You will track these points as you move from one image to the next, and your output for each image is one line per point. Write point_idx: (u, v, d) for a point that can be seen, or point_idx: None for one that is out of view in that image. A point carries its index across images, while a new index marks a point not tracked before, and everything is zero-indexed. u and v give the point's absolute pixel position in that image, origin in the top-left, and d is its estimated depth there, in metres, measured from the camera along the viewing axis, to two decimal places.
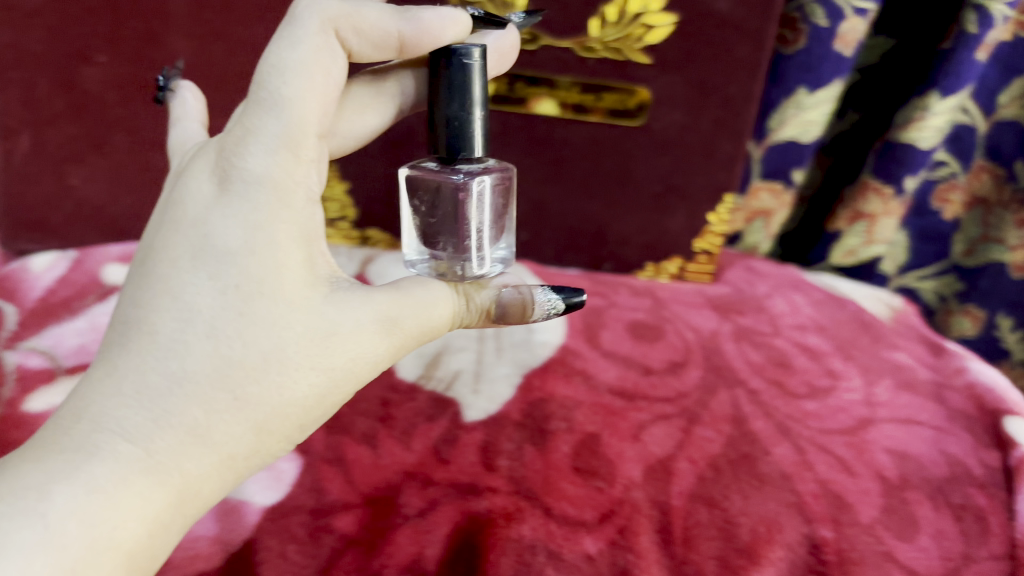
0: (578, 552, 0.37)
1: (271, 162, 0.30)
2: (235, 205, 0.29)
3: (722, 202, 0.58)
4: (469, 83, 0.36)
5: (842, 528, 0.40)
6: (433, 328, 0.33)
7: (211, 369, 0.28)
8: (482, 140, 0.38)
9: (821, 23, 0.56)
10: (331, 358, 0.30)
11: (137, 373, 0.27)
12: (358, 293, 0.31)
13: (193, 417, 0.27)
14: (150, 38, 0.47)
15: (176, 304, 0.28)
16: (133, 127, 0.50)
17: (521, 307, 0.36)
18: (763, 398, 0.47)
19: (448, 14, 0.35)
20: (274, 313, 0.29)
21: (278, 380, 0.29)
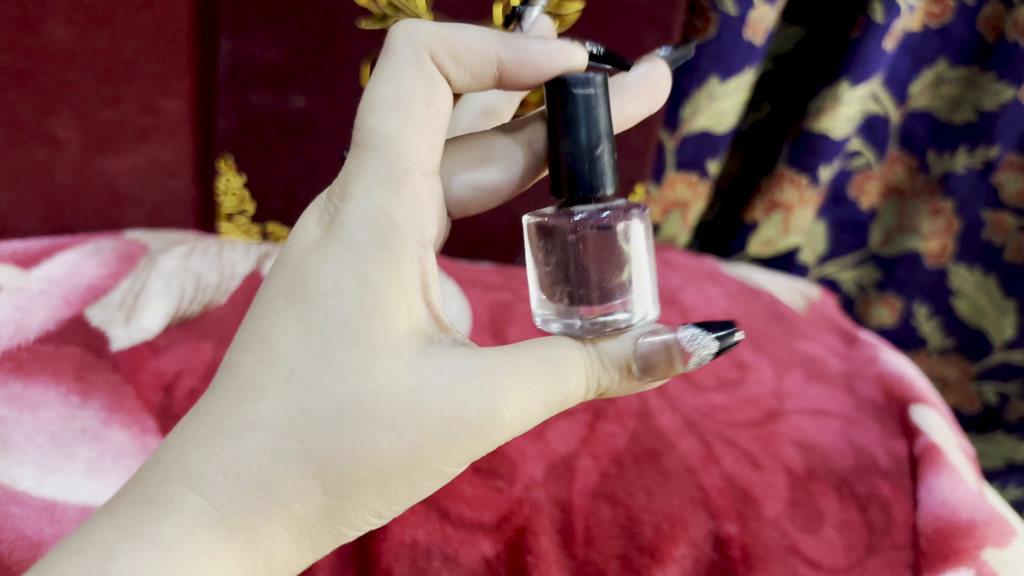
0: (475, 555, 0.36)
1: (371, 202, 0.29)
2: (334, 253, 0.29)
3: (633, 193, 0.58)
4: (590, 114, 0.32)
5: (747, 522, 0.39)
6: (563, 395, 0.30)
7: (286, 417, 0.26)
8: (611, 172, 0.33)
9: (729, 10, 0.55)
10: (419, 417, 0.27)
11: (221, 420, 0.27)
12: (464, 347, 0.29)
13: (260, 467, 0.26)
14: (25, 24, 0.44)
15: (263, 348, 0.28)
16: (11, 118, 0.46)
17: (664, 352, 0.31)
18: (669, 392, 0.47)
19: (561, 45, 0.32)
20: (360, 366, 0.27)
21: (361, 440, 0.26)
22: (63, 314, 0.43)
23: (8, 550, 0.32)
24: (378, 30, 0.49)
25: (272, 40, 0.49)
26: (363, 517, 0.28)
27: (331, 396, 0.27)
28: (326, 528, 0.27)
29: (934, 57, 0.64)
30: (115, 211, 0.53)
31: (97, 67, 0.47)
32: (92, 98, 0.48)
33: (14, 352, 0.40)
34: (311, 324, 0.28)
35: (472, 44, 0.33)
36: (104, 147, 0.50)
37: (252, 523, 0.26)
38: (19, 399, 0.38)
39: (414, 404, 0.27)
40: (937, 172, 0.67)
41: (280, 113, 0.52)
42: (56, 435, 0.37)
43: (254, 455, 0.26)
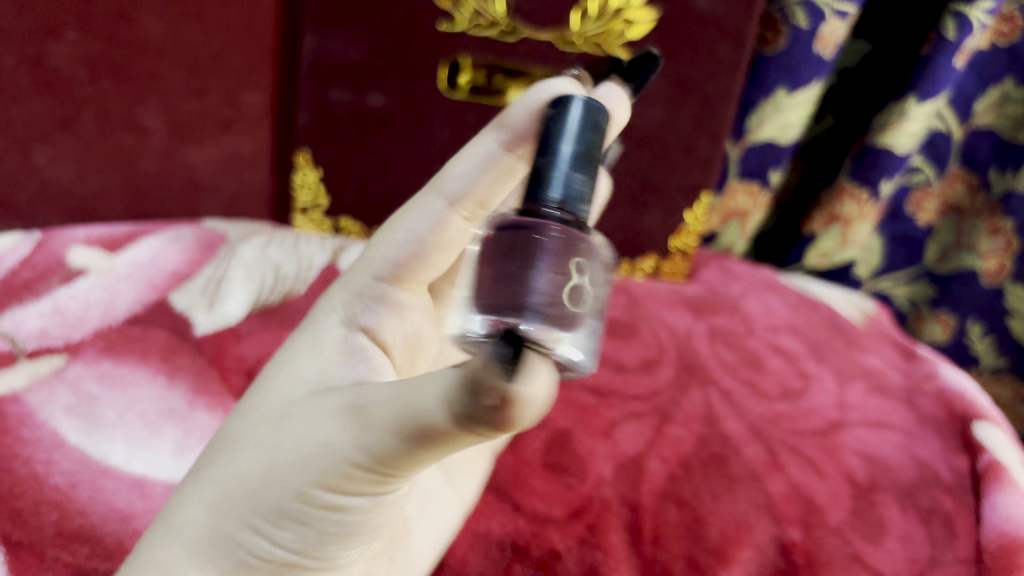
0: (546, 548, 0.36)
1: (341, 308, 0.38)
2: (286, 353, 0.35)
3: (699, 200, 0.58)
4: (557, 126, 0.28)
5: (811, 529, 0.40)
6: (423, 412, 0.21)
7: (206, 461, 0.30)
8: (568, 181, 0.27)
9: (800, 24, 0.56)
10: (274, 440, 0.27)
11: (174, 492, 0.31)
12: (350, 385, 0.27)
13: (168, 506, 0.29)
14: (121, 15, 0.45)
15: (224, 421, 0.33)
16: (103, 105, 0.48)
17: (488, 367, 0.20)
18: (735, 399, 0.47)
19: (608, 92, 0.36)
20: (271, 412, 0.30)
21: (234, 466, 0.28)
22: (149, 298, 0.45)
23: (100, 522, 0.33)
24: (458, 32, 0.50)
25: (354, 38, 0.50)
26: (247, 535, 0.27)
27: (225, 449, 0.30)
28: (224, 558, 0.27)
29: (1001, 74, 0.64)
30: (193, 200, 0.55)
31: (186, 60, 0.48)
32: (180, 89, 0.49)
33: (103, 332, 0.42)
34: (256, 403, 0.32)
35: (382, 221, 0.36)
36: (187, 137, 0.51)
37: (158, 553, 0.28)
38: (110, 377, 0.39)
39: (279, 430, 0.27)
40: (999, 190, 0.67)
41: (360, 110, 0.53)
42: (146, 414, 0.38)
43: (172, 502, 0.29)
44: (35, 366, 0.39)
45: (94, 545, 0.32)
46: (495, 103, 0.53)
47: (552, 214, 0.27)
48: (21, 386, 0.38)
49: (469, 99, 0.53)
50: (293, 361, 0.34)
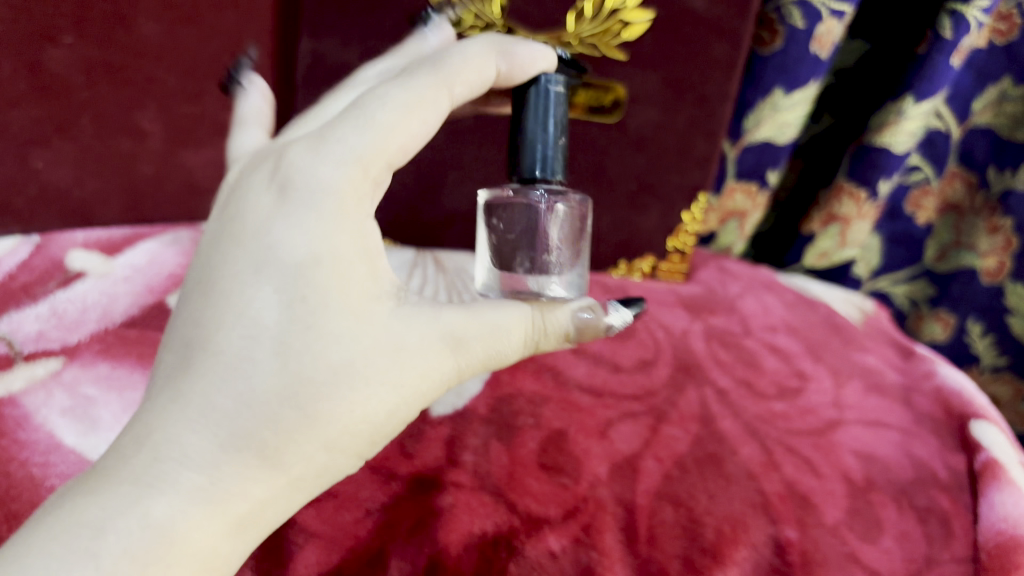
0: (541, 549, 0.36)
1: (340, 174, 0.29)
2: (296, 212, 0.28)
3: (697, 201, 0.59)
4: (546, 104, 0.37)
5: (807, 529, 0.40)
6: (504, 354, 0.32)
7: (280, 387, 0.27)
8: (562, 161, 0.37)
9: (797, 24, 0.56)
10: (385, 373, 0.29)
11: (206, 411, 0.27)
12: (426, 308, 0.31)
13: (262, 438, 0.27)
14: (119, 19, 0.46)
15: (241, 319, 0.28)
16: (101, 110, 0.48)
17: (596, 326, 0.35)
18: (731, 398, 0.47)
19: (538, 50, 0.36)
20: (343, 331, 0.28)
21: (335, 405, 0.28)
22: (146, 300, 0.45)
23: None
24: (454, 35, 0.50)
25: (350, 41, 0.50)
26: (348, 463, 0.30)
27: (299, 372, 0.27)
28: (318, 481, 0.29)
29: (998, 73, 0.64)
30: (191, 203, 0.55)
31: (183, 64, 0.49)
32: (176, 92, 0.50)
33: (101, 335, 0.42)
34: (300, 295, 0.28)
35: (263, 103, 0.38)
36: (185, 141, 0.52)
37: (256, 488, 0.27)
38: (106, 379, 0.40)
39: (388, 363, 0.29)
40: (997, 189, 0.67)
41: None
42: None
43: (246, 437, 0.27)
44: (33, 369, 0.40)
45: None
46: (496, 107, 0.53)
47: (551, 188, 0.38)
48: (18, 389, 0.38)
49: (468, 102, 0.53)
50: (327, 232, 0.28)
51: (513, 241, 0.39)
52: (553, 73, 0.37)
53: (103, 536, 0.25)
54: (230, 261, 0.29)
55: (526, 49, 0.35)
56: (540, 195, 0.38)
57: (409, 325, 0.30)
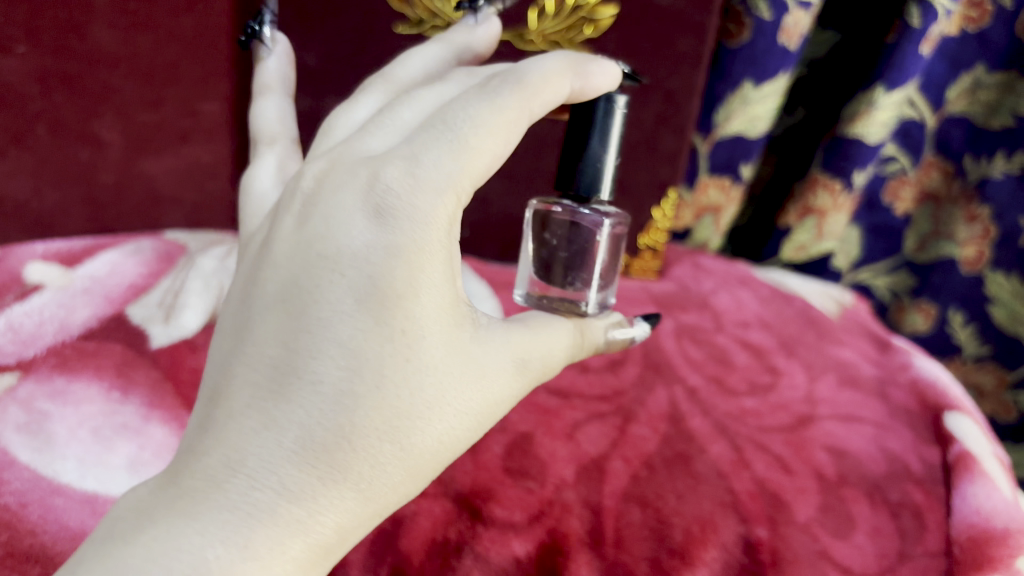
0: (505, 555, 0.36)
1: (437, 205, 0.27)
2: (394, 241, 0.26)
3: (666, 197, 0.58)
4: (609, 129, 0.36)
5: (777, 527, 0.39)
6: (555, 368, 0.32)
7: (378, 426, 0.26)
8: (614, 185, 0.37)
9: (763, 15, 0.56)
10: (466, 403, 0.28)
11: (311, 450, 0.25)
12: (495, 329, 0.30)
13: (360, 472, 0.25)
14: (71, 28, 0.45)
15: (334, 346, 0.26)
16: (57, 119, 0.47)
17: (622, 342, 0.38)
18: (701, 396, 0.47)
19: (605, 70, 0.33)
20: (431, 364, 0.27)
21: (421, 435, 0.27)
22: (105, 311, 0.45)
23: (49, 541, 0.32)
24: (415, 35, 0.50)
25: (309, 45, 0.50)
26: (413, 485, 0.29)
27: (397, 409, 0.26)
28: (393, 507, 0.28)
29: (971, 61, 0.63)
30: (154, 212, 0.54)
31: (139, 71, 0.48)
32: (135, 101, 0.49)
33: (57, 348, 0.41)
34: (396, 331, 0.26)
35: (280, 117, 0.41)
36: (144, 149, 0.51)
37: (351, 522, 0.26)
38: (62, 394, 0.39)
39: (468, 394, 0.28)
40: (974, 177, 0.67)
41: (317, 117, 0.53)
42: (98, 430, 0.37)
43: (350, 477, 0.25)
44: None
45: (46, 564, 0.31)
46: None
47: (598, 212, 0.38)
48: None
49: None
50: (424, 264, 0.27)
51: (563, 259, 0.40)
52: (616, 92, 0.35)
53: (207, 567, 0.22)
54: (323, 285, 0.26)
55: (597, 71, 0.33)
56: (590, 216, 0.38)
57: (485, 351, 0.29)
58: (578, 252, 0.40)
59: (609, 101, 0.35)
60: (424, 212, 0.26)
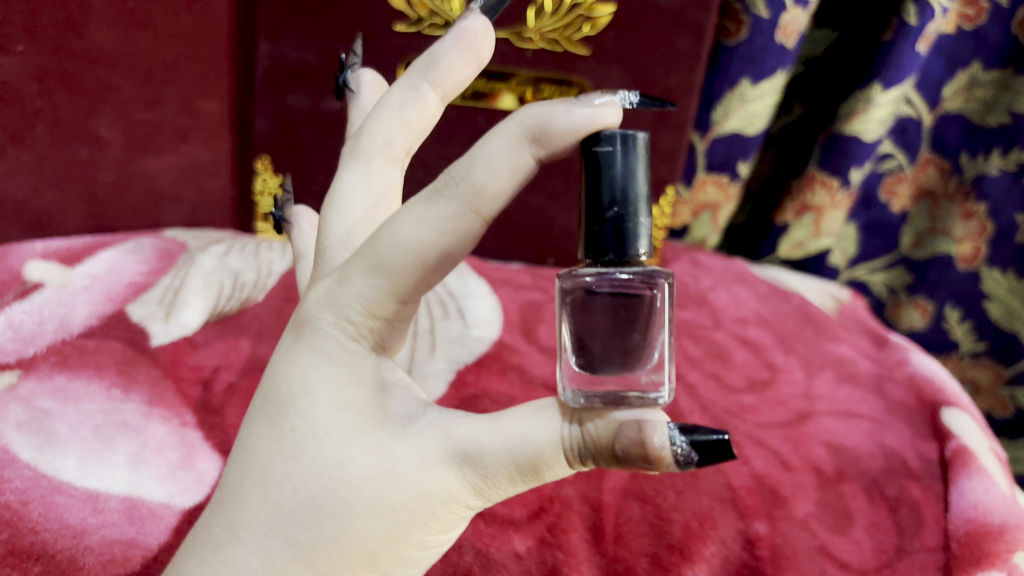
0: (506, 550, 0.36)
1: (331, 313, 0.27)
2: (297, 354, 0.27)
3: (665, 194, 0.58)
4: (611, 175, 0.25)
5: (776, 522, 0.40)
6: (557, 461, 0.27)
7: (267, 519, 0.26)
8: (638, 241, 0.25)
9: (761, 13, 0.56)
10: (367, 499, 0.26)
11: (209, 546, 0.26)
12: (440, 421, 0.27)
13: (248, 568, 0.25)
14: (70, 27, 0.45)
15: (244, 454, 0.27)
16: (55, 118, 0.48)
17: (636, 443, 0.24)
18: (699, 392, 0.47)
19: (589, 110, 0.25)
20: (326, 459, 0.26)
21: (315, 534, 0.26)
22: (105, 309, 0.45)
23: (50, 539, 0.32)
24: (413, 33, 0.50)
25: (309, 43, 0.50)
26: None
27: (281, 503, 0.26)
28: None
29: (968, 59, 0.64)
30: (154, 211, 0.54)
31: (138, 71, 0.48)
32: (134, 100, 0.49)
33: (57, 346, 0.42)
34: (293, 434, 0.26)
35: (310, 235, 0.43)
36: (144, 148, 0.51)
37: None
38: (63, 391, 0.39)
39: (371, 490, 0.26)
40: (970, 174, 0.67)
41: (318, 115, 0.53)
42: (99, 428, 0.38)
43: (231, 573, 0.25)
44: None
45: (46, 563, 0.31)
46: (481, 106, 0.53)
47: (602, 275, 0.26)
48: None
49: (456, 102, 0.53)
50: (320, 366, 0.27)
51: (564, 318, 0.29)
52: (631, 133, 0.25)
53: None
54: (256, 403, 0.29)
55: (566, 115, 0.24)
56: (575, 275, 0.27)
57: (402, 442, 0.26)
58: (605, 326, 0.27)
59: (603, 139, 0.25)
60: (320, 324, 0.27)
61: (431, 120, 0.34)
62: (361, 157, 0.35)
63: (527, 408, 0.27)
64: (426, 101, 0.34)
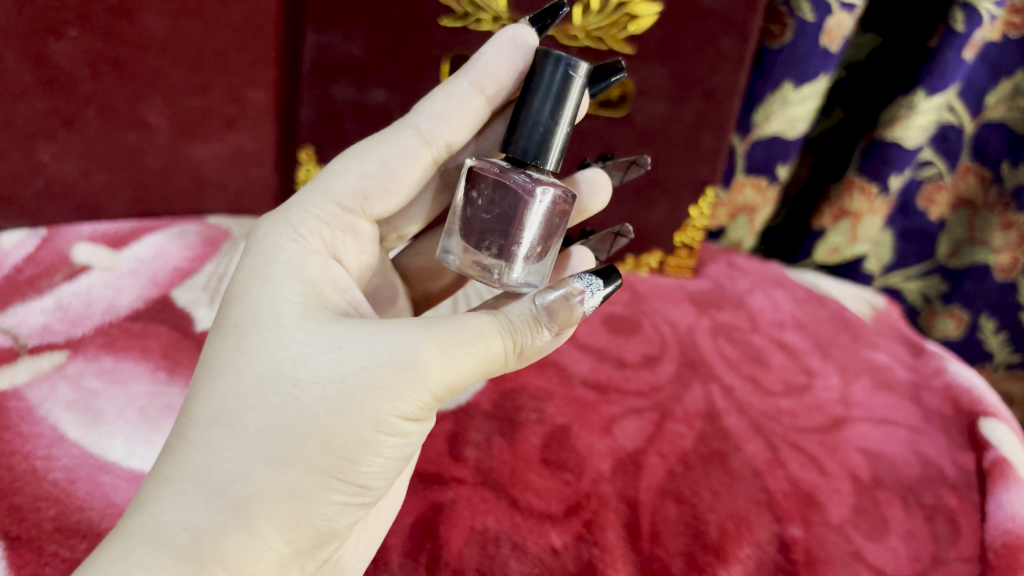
0: (543, 545, 0.36)
1: (324, 194, 0.37)
2: (277, 230, 0.34)
3: (705, 194, 0.57)
4: (566, 92, 0.34)
5: (811, 527, 0.40)
6: (489, 360, 0.30)
7: (282, 421, 0.28)
8: (561, 152, 0.35)
9: (806, 17, 0.56)
10: (360, 357, 0.29)
11: (217, 419, 0.28)
12: (412, 326, 0.29)
13: (271, 418, 0.28)
14: (122, 12, 0.46)
15: (245, 352, 0.29)
16: (106, 104, 0.48)
17: (568, 307, 0.33)
18: (737, 394, 0.47)
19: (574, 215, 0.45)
20: (301, 343, 0.29)
21: (304, 397, 0.28)
22: (150, 293, 0.45)
23: (99, 518, 0.33)
24: (458, 28, 0.50)
25: (355, 35, 0.50)
26: (333, 461, 0.28)
27: (292, 377, 0.28)
28: (325, 467, 0.28)
29: (1012, 67, 0.63)
30: (198, 198, 0.55)
31: (187, 58, 0.49)
32: (182, 86, 0.50)
33: (104, 329, 0.42)
34: (303, 232, 0.34)
35: (452, 100, 0.39)
36: (190, 134, 0.52)
37: (228, 464, 0.27)
38: (110, 372, 0.40)
39: (359, 354, 0.29)
40: (1011, 185, 0.66)
41: (362, 107, 0.53)
42: (145, 409, 0.38)
43: (173, 470, 0.28)
44: (38, 362, 0.40)
45: (94, 540, 0.32)
46: None
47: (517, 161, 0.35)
48: (22, 382, 0.39)
49: None
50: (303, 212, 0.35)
51: (483, 221, 0.36)
52: (573, 55, 0.33)
53: (219, 484, 0.27)
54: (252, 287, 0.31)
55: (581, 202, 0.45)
56: (521, 180, 0.34)
57: (371, 333, 0.29)
58: (540, 231, 0.36)
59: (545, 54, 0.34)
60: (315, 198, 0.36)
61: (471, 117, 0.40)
62: (457, 93, 0.39)
63: (456, 320, 0.30)
64: (472, 101, 0.39)
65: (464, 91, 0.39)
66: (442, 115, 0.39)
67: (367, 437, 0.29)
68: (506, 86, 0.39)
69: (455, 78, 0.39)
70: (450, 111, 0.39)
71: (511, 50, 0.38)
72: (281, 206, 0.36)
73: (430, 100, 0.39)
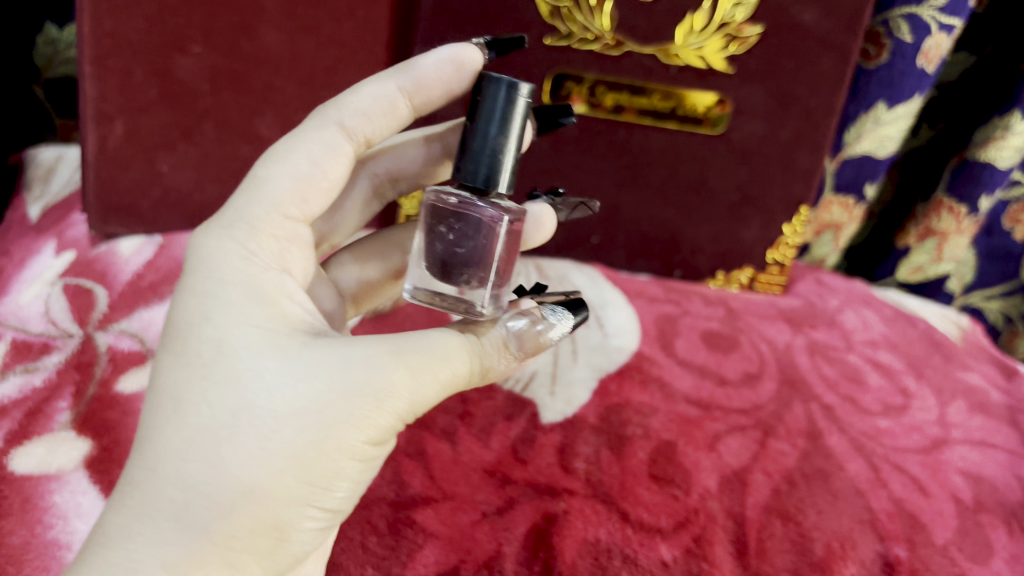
0: (654, 558, 0.37)
1: (257, 206, 0.35)
2: (223, 247, 0.33)
3: (797, 213, 0.58)
4: (510, 115, 0.34)
5: (916, 547, 0.40)
6: (451, 381, 0.32)
7: (257, 450, 0.28)
8: (511, 176, 0.35)
9: (904, 38, 0.56)
10: (331, 386, 0.29)
11: (183, 454, 0.28)
12: (380, 351, 0.30)
13: (243, 449, 0.28)
14: (241, 29, 0.48)
15: (208, 382, 0.29)
16: (222, 117, 0.51)
17: (538, 338, 0.35)
18: (837, 414, 0.47)
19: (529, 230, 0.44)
20: (269, 372, 0.29)
21: (278, 428, 0.28)
22: None
23: None
24: (563, 46, 0.51)
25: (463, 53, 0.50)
26: (310, 490, 0.29)
27: (261, 407, 0.29)
28: (303, 495, 0.29)
29: None
30: None
31: (300, 73, 0.50)
32: (294, 101, 0.51)
33: None
34: (255, 248, 0.33)
35: (374, 99, 0.38)
36: None
37: (203, 500, 0.27)
38: None
39: (330, 381, 0.29)
40: None
41: None
42: None
43: (149, 505, 0.28)
44: None
45: None
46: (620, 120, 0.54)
47: (475, 191, 0.35)
48: None
49: (598, 117, 0.54)
50: (258, 224, 0.34)
51: (457, 256, 0.37)
52: (518, 79, 0.34)
53: (192, 517, 0.27)
54: (212, 314, 0.31)
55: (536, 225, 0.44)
56: (488, 211, 0.35)
57: (343, 359, 0.30)
58: (506, 254, 0.37)
59: (491, 81, 0.34)
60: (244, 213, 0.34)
61: (392, 124, 0.40)
62: (383, 94, 0.39)
63: (420, 341, 0.32)
64: (397, 107, 0.39)
65: (390, 93, 0.39)
66: (367, 113, 0.38)
67: (340, 465, 0.29)
68: (435, 98, 0.39)
69: (384, 78, 0.39)
70: (375, 111, 0.38)
71: (450, 63, 0.39)
72: (222, 222, 0.34)
73: (354, 97, 0.38)
